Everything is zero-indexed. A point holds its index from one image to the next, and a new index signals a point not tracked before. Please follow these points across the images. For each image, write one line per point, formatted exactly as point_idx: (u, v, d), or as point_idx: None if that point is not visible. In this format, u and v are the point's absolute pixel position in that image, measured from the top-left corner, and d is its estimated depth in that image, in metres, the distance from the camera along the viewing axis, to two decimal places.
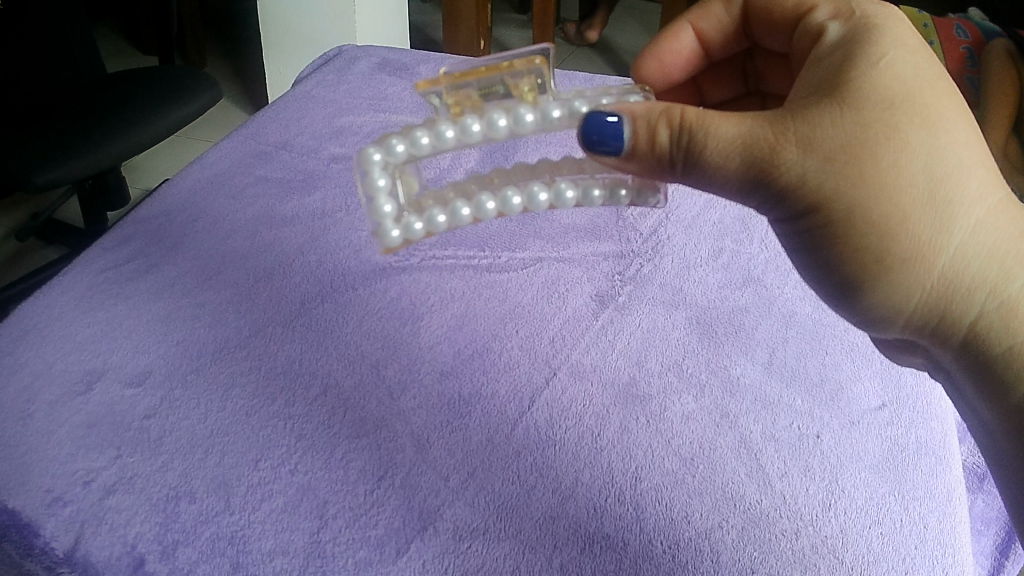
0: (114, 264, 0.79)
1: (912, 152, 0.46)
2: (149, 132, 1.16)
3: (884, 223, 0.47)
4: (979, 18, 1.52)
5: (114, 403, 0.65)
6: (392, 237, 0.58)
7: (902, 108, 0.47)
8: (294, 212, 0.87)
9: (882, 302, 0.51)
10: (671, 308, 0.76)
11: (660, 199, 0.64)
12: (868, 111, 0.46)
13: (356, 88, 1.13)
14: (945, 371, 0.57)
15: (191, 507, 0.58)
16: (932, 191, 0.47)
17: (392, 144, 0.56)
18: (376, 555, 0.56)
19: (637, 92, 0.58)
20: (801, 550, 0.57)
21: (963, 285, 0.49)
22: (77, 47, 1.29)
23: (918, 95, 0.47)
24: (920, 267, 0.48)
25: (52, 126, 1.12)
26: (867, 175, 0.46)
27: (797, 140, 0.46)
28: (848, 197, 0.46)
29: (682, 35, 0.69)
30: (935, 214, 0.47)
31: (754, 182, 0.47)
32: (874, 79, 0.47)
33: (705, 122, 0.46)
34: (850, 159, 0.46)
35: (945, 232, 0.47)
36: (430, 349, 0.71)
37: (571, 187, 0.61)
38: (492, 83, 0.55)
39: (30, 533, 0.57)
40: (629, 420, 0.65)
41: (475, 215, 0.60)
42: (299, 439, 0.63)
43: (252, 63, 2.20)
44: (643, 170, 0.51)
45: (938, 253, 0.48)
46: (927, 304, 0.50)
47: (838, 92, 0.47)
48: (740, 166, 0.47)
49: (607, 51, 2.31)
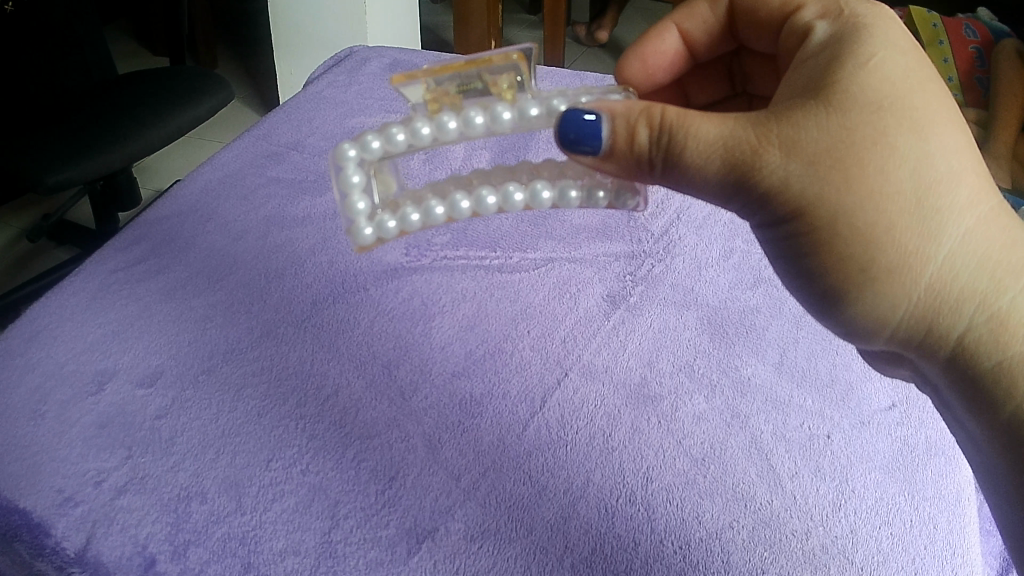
0: (126, 265, 0.79)
1: (901, 156, 0.46)
2: (160, 132, 1.17)
3: (872, 229, 0.46)
4: (990, 18, 1.52)
5: (126, 403, 0.65)
6: (364, 235, 0.58)
7: (890, 111, 0.47)
8: (305, 212, 0.88)
9: (869, 313, 0.50)
10: (681, 308, 0.76)
11: (640, 202, 0.63)
12: (853, 113, 0.46)
13: (367, 88, 1.13)
14: (932, 385, 0.56)
15: (202, 507, 0.58)
16: (921, 197, 0.47)
17: (367, 141, 0.56)
18: (387, 556, 0.56)
19: (619, 92, 0.58)
20: (810, 550, 0.57)
21: (952, 298, 0.48)
22: (88, 48, 1.29)
23: (907, 98, 0.47)
24: (907, 277, 0.48)
25: (64, 128, 1.13)
26: (853, 180, 0.46)
27: (779, 143, 0.46)
28: (830, 202, 0.46)
29: (666, 36, 0.69)
30: (923, 222, 0.47)
31: (734, 185, 0.47)
32: (863, 80, 0.47)
33: (684, 122, 0.46)
34: (834, 163, 0.46)
35: (936, 240, 0.47)
36: (442, 349, 0.71)
37: (548, 188, 0.61)
38: (470, 79, 0.55)
39: (41, 533, 0.57)
40: (640, 421, 0.65)
41: (449, 215, 0.60)
42: (311, 439, 0.63)
43: (259, 64, 2.21)
44: (621, 171, 0.51)
45: (926, 262, 0.48)
46: (914, 316, 0.50)
47: (823, 94, 0.47)
48: (720, 168, 0.47)
49: (616, 51, 2.32)
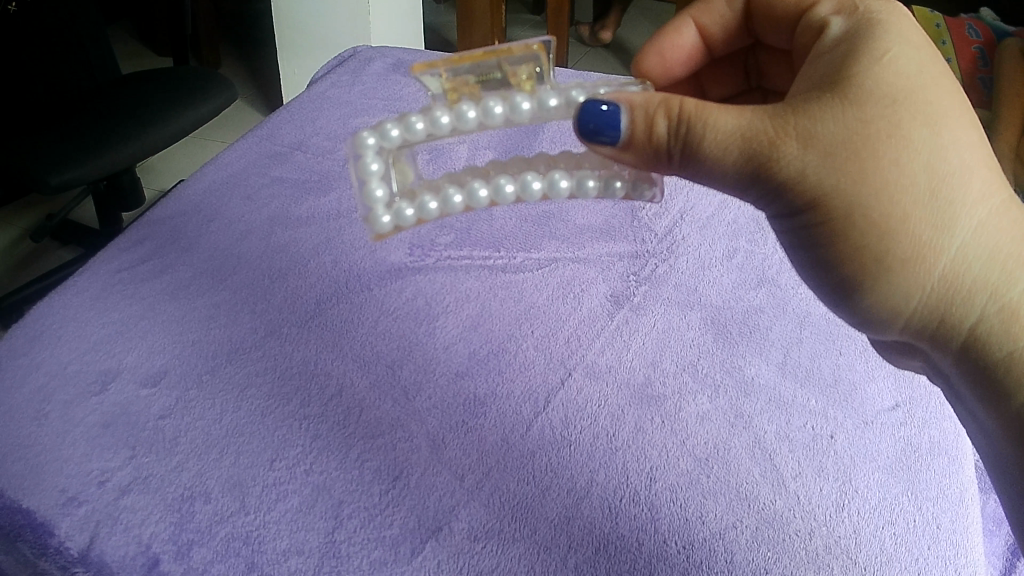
0: (130, 265, 0.79)
1: (915, 150, 0.46)
2: (166, 132, 1.17)
3: (885, 221, 0.46)
4: (993, 19, 1.52)
5: (129, 403, 0.65)
6: (382, 223, 0.58)
7: (905, 106, 0.47)
8: (310, 212, 0.88)
9: (881, 303, 0.51)
10: (685, 308, 0.76)
11: (656, 193, 0.63)
12: (870, 106, 0.46)
13: (371, 87, 1.14)
14: (944, 376, 0.56)
15: (206, 507, 0.58)
16: (934, 191, 0.47)
17: (387, 128, 0.56)
18: (391, 556, 0.56)
19: (636, 84, 0.58)
20: (814, 550, 0.57)
21: (964, 288, 0.48)
22: (92, 48, 1.30)
23: (921, 93, 0.47)
24: (920, 268, 0.48)
25: (69, 127, 1.13)
26: (867, 172, 0.46)
27: (798, 134, 0.46)
28: (847, 194, 0.46)
29: (684, 30, 0.69)
30: (938, 214, 0.47)
31: (751, 177, 0.47)
32: (878, 75, 0.47)
33: (703, 113, 0.46)
34: (851, 155, 0.46)
35: (948, 232, 0.47)
36: (446, 349, 0.71)
37: (565, 177, 0.61)
38: (489, 69, 0.56)
39: (45, 532, 0.57)
40: (644, 421, 0.65)
41: (467, 203, 0.60)
42: (315, 439, 0.63)
43: (262, 64, 2.21)
44: (638, 162, 0.50)
45: (939, 254, 0.47)
46: (926, 306, 0.50)
47: (840, 88, 0.47)
48: (738, 160, 0.47)
49: (621, 51, 2.34)
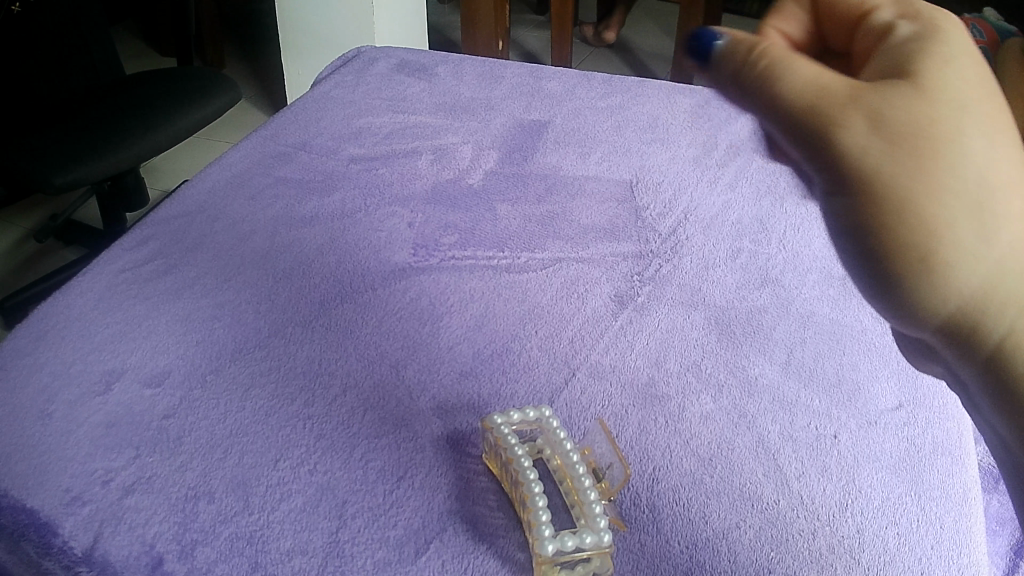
0: (134, 265, 0.79)
1: (975, 150, 0.43)
2: (168, 133, 1.22)
3: (929, 216, 0.43)
4: (994, 21, 1.54)
5: (134, 403, 0.65)
6: None
7: (972, 102, 0.43)
8: (314, 212, 0.88)
9: (909, 307, 0.46)
10: (689, 309, 0.76)
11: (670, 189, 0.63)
12: (940, 98, 0.43)
13: (375, 88, 1.14)
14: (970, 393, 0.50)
15: (210, 507, 0.58)
16: (984, 194, 0.43)
17: None
18: (395, 556, 0.56)
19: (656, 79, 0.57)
20: (817, 550, 0.57)
21: (999, 304, 0.44)
22: (97, 51, 1.39)
23: (988, 96, 0.44)
24: (959, 275, 0.43)
25: (74, 129, 1.18)
26: (921, 160, 0.42)
27: (864, 111, 0.43)
28: (894, 184, 0.42)
29: None
30: (983, 220, 0.43)
31: (804, 146, 0.44)
32: (952, 67, 0.44)
33: (782, 60, 0.43)
34: (910, 142, 0.42)
35: (992, 240, 0.43)
36: (450, 349, 0.71)
37: None
38: None
39: (48, 532, 0.57)
40: (647, 421, 0.65)
41: None
42: (319, 439, 0.63)
43: (265, 64, 2.22)
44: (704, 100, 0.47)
45: (980, 262, 0.43)
46: (955, 319, 0.45)
47: (914, 72, 0.44)
48: (795, 123, 0.43)
49: (624, 52, 2.35)
